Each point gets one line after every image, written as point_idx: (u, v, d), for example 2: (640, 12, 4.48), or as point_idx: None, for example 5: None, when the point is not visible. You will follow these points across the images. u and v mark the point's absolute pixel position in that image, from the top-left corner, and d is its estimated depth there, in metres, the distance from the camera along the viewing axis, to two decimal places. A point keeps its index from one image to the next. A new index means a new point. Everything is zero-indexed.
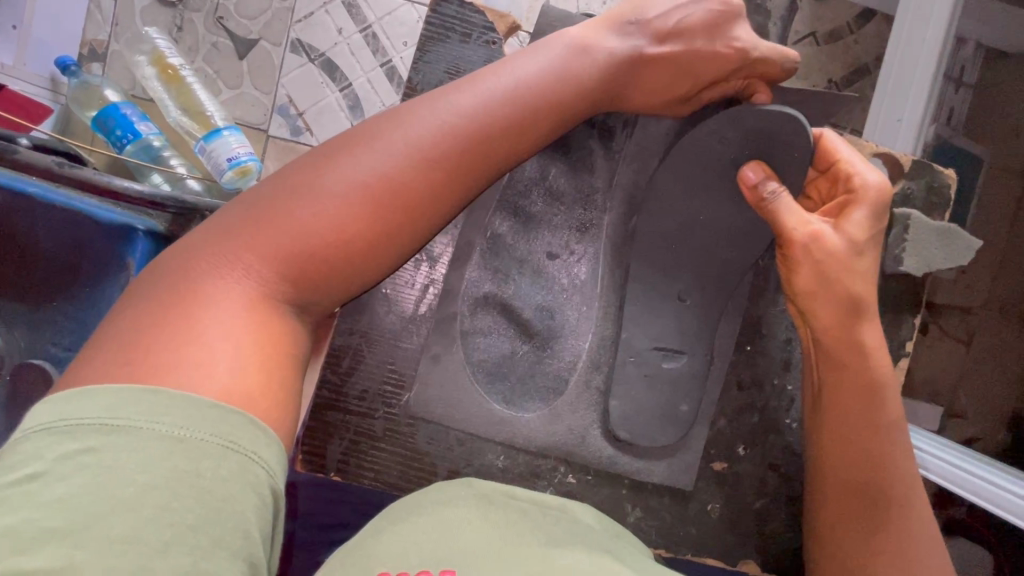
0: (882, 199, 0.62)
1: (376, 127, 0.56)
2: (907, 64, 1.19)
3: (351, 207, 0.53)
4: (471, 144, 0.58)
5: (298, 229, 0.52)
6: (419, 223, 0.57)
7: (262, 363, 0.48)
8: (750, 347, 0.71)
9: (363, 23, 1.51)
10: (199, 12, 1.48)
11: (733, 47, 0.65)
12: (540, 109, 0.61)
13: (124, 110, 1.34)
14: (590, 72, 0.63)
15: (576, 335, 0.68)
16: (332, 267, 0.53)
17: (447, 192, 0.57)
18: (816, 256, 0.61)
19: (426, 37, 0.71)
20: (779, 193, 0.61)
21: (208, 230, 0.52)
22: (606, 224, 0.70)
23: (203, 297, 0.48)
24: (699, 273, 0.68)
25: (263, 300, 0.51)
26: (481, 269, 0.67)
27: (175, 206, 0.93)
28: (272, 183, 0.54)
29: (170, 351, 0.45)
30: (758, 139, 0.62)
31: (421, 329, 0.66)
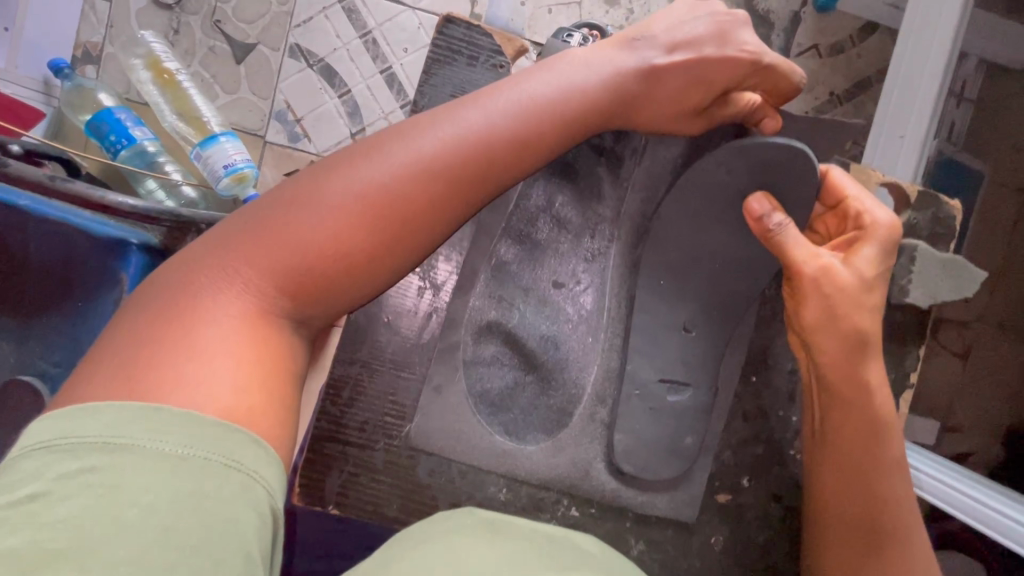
0: (892, 235, 0.61)
1: (378, 143, 0.56)
2: (910, 82, 1.19)
3: (349, 223, 0.53)
4: (474, 163, 0.57)
5: (295, 243, 0.52)
6: (418, 242, 0.56)
7: (261, 378, 0.49)
8: (756, 378, 0.70)
9: (362, 29, 1.49)
10: (196, 15, 1.46)
11: (745, 52, 0.63)
12: (545, 125, 0.60)
13: (119, 115, 1.32)
14: (596, 90, 0.62)
15: (580, 366, 0.68)
16: (330, 284, 0.53)
17: (447, 211, 0.57)
18: (825, 291, 0.60)
19: (433, 59, 0.70)
20: (785, 225, 0.60)
21: (210, 242, 0.53)
22: (613, 254, 0.70)
23: (205, 310, 0.50)
24: (705, 303, 0.67)
25: (262, 315, 0.51)
26: (484, 298, 0.66)
27: (169, 220, 0.91)
28: (275, 196, 0.55)
29: (173, 365, 0.46)
30: (767, 171, 0.62)
31: (423, 357, 0.65)
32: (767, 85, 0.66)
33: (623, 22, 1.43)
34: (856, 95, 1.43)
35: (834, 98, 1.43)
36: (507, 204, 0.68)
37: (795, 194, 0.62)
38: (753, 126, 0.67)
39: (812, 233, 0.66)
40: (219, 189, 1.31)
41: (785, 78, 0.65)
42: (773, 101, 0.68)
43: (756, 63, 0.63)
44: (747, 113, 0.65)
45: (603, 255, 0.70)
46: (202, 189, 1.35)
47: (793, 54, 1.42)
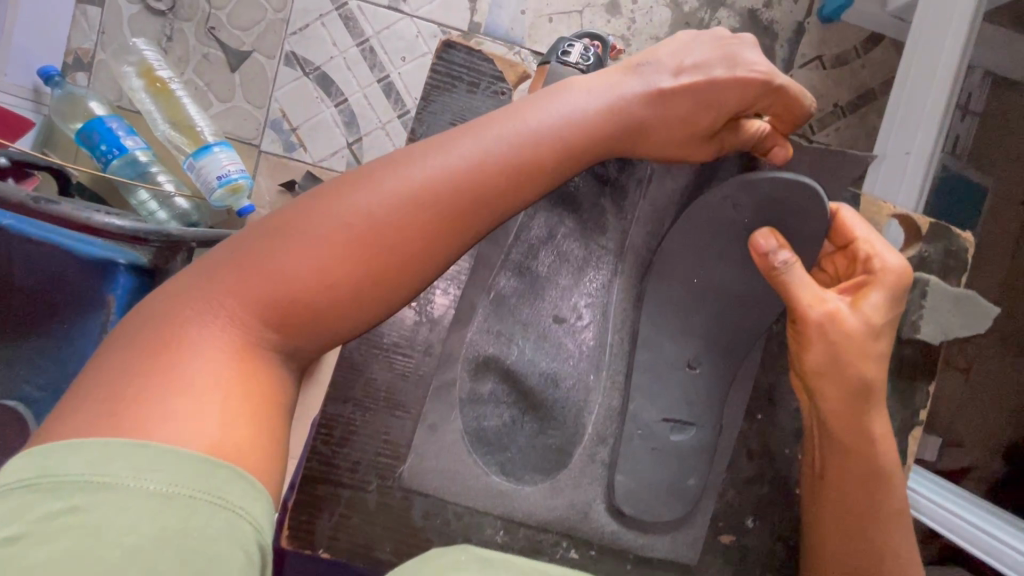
0: (902, 282, 0.58)
1: (372, 171, 0.54)
2: (917, 94, 1.14)
3: (337, 254, 0.51)
4: (469, 193, 0.55)
5: (282, 276, 0.51)
6: (409, 275, 0.54)
7: (249, 412, 0.49)
8: (761, 416, 0.68)
9: (360, 37, 1.45)
10: (190, 22, 1.42)
11: (757, 72, 0.59)
12: (543, 153, 0.58)
13: (109, 124, 1.29)
14: (597, 116, 0.60)
15: (582, 403, 0.65)
16: (317, 317, 0.52)
17: (441, 243, 0.55)
18: (829, 337, 0.57)
19: (432, 84, 0.67)
20: (791, 263, 0.58)
21: (198, 273, 0.52)
22: (616, 288, 0.67)
23: (192, 342, 0.49)
24: (710, 339, 0.65)
25: (247, 348, 0.50)
26: (480, 335, 0.63)
27: (158, 240, 0.88)
28: (264, 226, 0.53)
29: (158, 399, 0.45)
30: (772, 207, 0.60)
31: (418, 393, 0.62)
32: (779, 106, 0.62)
33: (625, 31, 1.38)
34: (860, 107, 1.40)
35: (838, 109, 1.39)
36: (508, 234, 0.65)
37: (803, 232, 0.60)
38: (763, 155, 0.64)
39: (820, 272, 0.64)
40: (212, 201, 1.30)
41: (797, 102, 0.61)
42: (784, 127, 0.64)
43: (768, 84, 0.59)
44: (756, 141, 0.63)
45: (609, 289, 0.67)
46: (196, 199, 1.34)
47: (795, 66, 1.39)
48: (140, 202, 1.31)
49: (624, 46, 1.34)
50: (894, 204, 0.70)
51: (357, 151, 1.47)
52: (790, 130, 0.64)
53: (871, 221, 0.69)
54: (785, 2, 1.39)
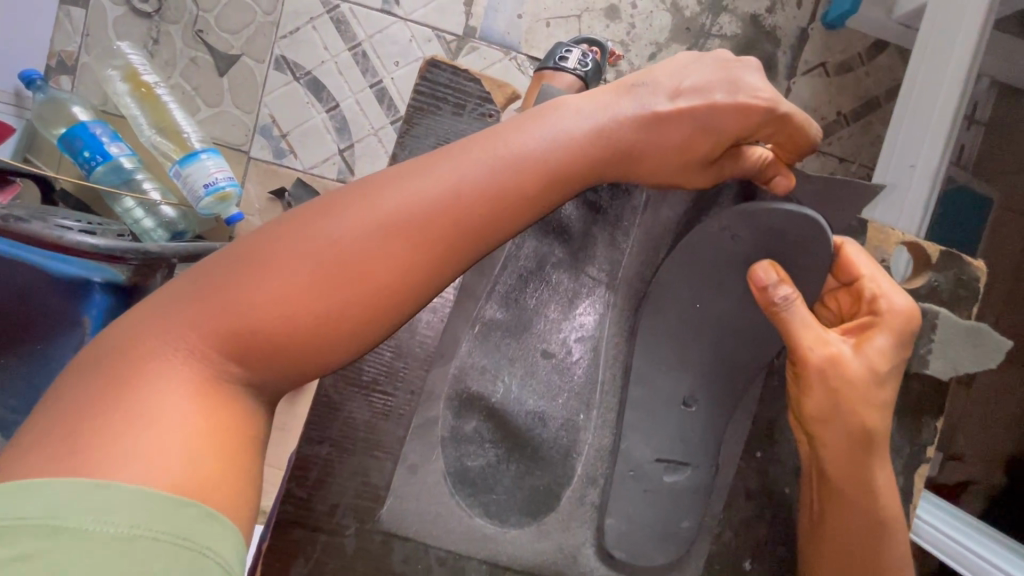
0: (907, 327, 0.57)
1: (347, 197, 0.52)
2: (924, 102, 1.08)
3: (302, 284, 0.49)
4: (445, 222, 0.53)
5: (247, 310, 0.49)
6: (378, 309, 0.51)
7: (213, 449, 0.48)
8: (761, 454, 0.65)
9: (351, 41, 1.35)
10: (177, 24, 1.33)
11: (760, 97, 0.56)
12: (525, 179, 0.55)
13: (92, 129, 1.23)
14: (585, 141, 0.57)
15: (572, 441, 0.63)
16: (281, 350, 0.50)
17: (414, 275, 0.52)
18: (831, 382, 0.55)
19: (416, 106, 0.65)
20: (791, 299, 0.55)
21: (163, 301, 0.51)
22: (607, 322, 0.64)
23: (155, 375, 0.48)
24: (706, 376, 0.62)
25: (211, 382, 0.50)
26: (463, 371, 0.60)
27: (137, 258, 0.86)
28: (231, 253, 0.52)
29: (119, 437, 0.45)
30: (774, 240, 0.57)
31: (397, 432, 0.59)
32: (784, 135, 0.58)
33: (625, 37, 1.31)
34: (862, 115, 1.34)
35: (841, 117, 1.33)
36: (494, 262, 0.62)
37: (805, 265, 0.58)
38: (765, 183, 0.60)
39: (821, 307, 0.61)
40: (200, 209, 1.23)
41: (803, 131, 0.57)
42: (789, 156, 0.60)
43: (771, 111, 0.56)
44: (757, 169, 0.59)
45: (602, 322, 0.64)
46: (183, 207, 1.28)
47: (797, 74, 1.32)
48: (126, 210, 1.25)
49: (622, 51, 1.28)
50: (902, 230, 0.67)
51: (349, 158, 1.38)
52: (797, 159, 0.60)
53: (878, 249, 0.66)
54: (788, 6, 1.32)
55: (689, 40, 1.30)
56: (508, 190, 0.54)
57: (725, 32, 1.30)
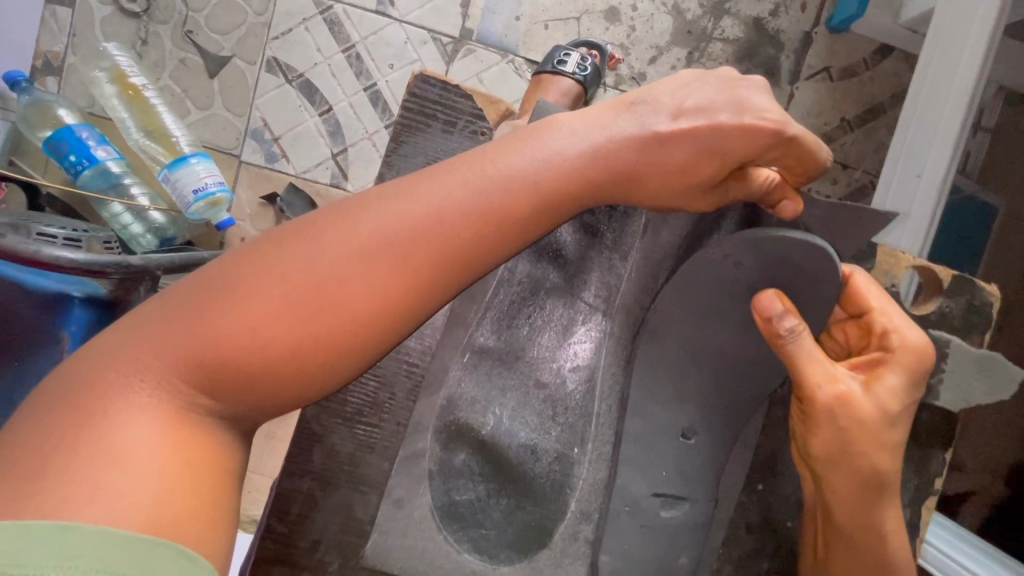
0: (919, 364, 0.56)
1: (326, 219, 0.50)
2: (931, 109, 1.05)
3: (275, 312, 0.47)
4: (427, 247, 0.50)
5: (218, 338, 0.47)
6: (354, 339, 0.48)
7: (184, 483, 0.47)
8: (762, 486, 0.64)
9: (345, 43, 1.26)
10: (167, 24, 1.24)
11: (767, 120, 0.53)
12: (513, 200, 0.52)
13: (79, 132, 1.14)
14: (577, 161, 0.54)
15: (566, 474, 0.61)
16: (252, 380, 0.48)
17: (394, 303, 0.49)
18: (839, 421, 0.54)
19: (407, 122, 0.69)
20: (797, 332, 0.53)
21: (133, 327, 0.49)
22: (604, 353, 0.63)
23: (120, 409, 0.46)
24: (706, 407, 0.60)
25: (178, 413, 0.48)
26: (452, 399, 0.60)
27: (119, 272, 0.83)
28: (206, 275, 0.49)
29: (84, 476, 0.44)
30: (780, 269, 0.54)
31: (383, 464, 0.58)
32: (792, 159, 0.55)
33: (625, 39, 1.24)
34: (866, 121, 1.28)
35: (844, 123, 1.27)
36: (487, 285, 0.61)
37: (810, 296, 0.55)
38: (771, 208, 0.57)
39: (830, 338, 0.60)
40: (189, 214, 1.14)
41: (811, 156, 0.54)
42: (795, 179, 0.57)
43: (779, 133, 0.53)
44: (763, 193, 0.56)
45: (599, 348, 0.64)
46: (172, 212, 1.19)
47: (800, 79, 1.26)
48: (112, 215, 1.16)
49: (621, 54, 1.24)
50: (913, 254, 0.65)
51: (343, 163, 1.28)
52: (805, 183, 0.57)
53: (887, 274, 0.64)
54: (792, 10, 1.26)
55: (690, 44, 1.25)
56: (494, 213, 0.52)
57: (727, 36, 1.25)
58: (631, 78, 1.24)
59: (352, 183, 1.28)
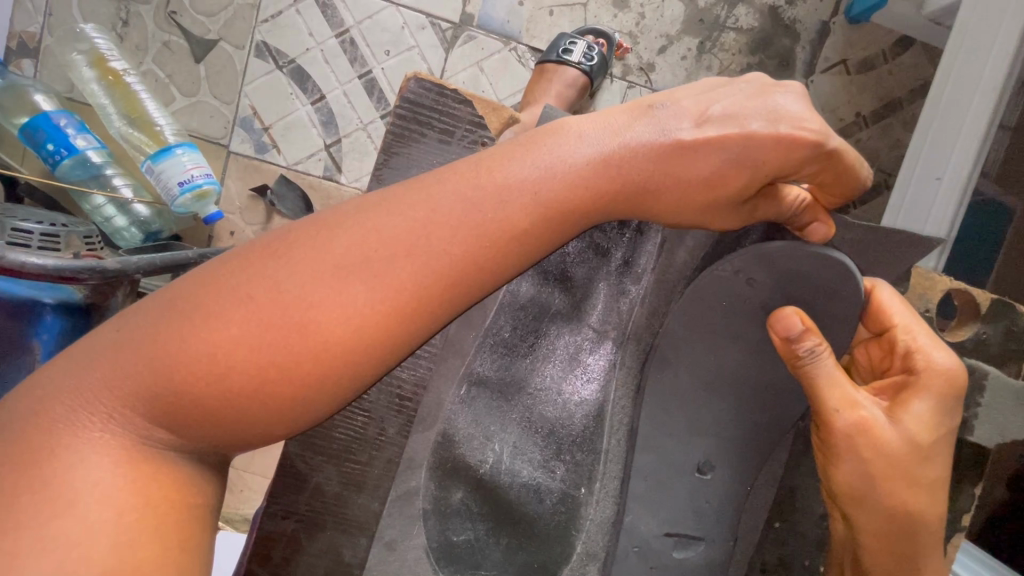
0: (949, 388, 0.53)
1: (301, 236, 0.45)
2: (956, 106, 0.94)
3: (238, 339, 0.42)
4: (414, 268, 0.45)
5: (178, 368, 0.42)
6: (333, 375, 0.43)
7: (147, 527, 0.42)
8: (780, 523, 0.66)
9: (339, 27, 1.16)
10: (149, 4, 1.14)
11: (804, 129, 0.47)
12: (512, 214, 0.47)
13: (57, 118, 1.03)
14: (586, 173, 0.48)
15: (575, 510, 0.62)
16: (214, 413, 0.43)
17: (375, 332, 0.44)
18: (861, 452, 0.53)
19: (399, 128, 0.65)
20: (817, 351, 0.49)
21: (89, 352, 0.44)
22: (615, 389, 0.62)
23: (67, 448, 0.42)
24: (723, 441, 0.57)
25: (132, 449, 0.43)
26: (447, 432, 0.61)
27: (94, 278, 0.77)
28: (177, 292, 0.44)
29: (30, 525, 0.39)
30: (795, 286, 0.51)
31: (372, 505, 0.61)
32: (830, 175, 0.50)
33: (633, 28, 1.17)
34: (882, 117, 1.19)
35: (859, 119, 1.19)
36: (486, 309, 0.62)
37: (839, 319, 0.52)
38: (798, 231, 0.53)
39: (853, 361, 0.59)
40: (175, 208, 1.05)
41: (851, 172, 0.50)
42: (831, 200, 0.53)
43: (819, 146, 0.47)
44: (793, 212, 0.51)
45: (606, 379, 0.64)
46: (158, 204, 1.10)
47: (815, 72, 1.18)
48: (94, 207, 1.07)
49: (629, 43, 1.16)
50: (952, 276, 0.67)
51: (336, 154, 1.18)
52: (841, 203, 0.53)
53: (923, 297, 0.66)
54: None
55: (701, 34, 1.16)
56: (496, 231, 0.46)
57: (740, 25, 1.16)
58: (638, 69, 1.17)
59: (346, 175, 1.18)
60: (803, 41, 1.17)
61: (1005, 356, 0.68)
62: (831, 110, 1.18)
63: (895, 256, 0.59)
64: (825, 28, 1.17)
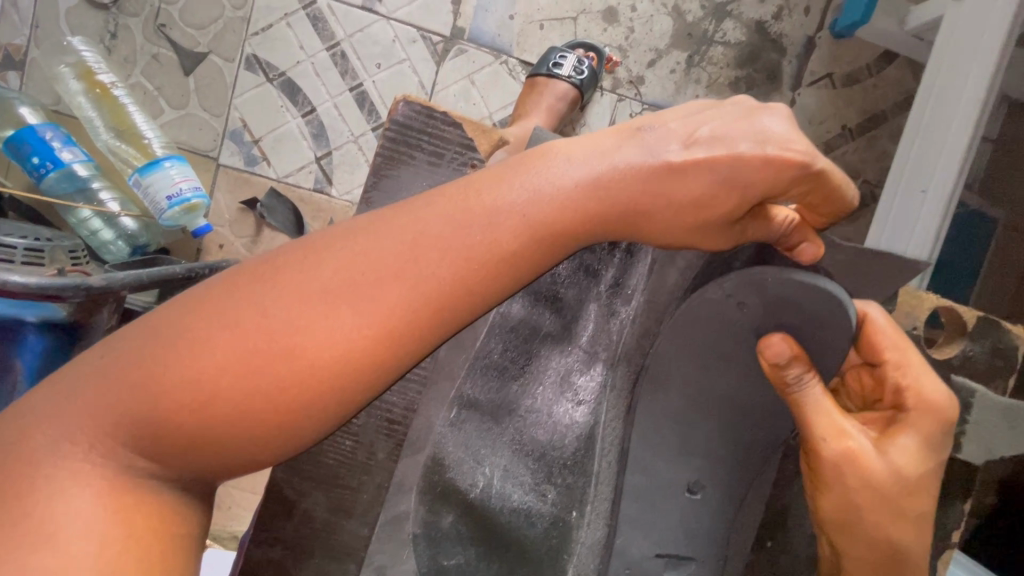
0: (938, 426, 0.53)
1: (289, 260, 0.44)
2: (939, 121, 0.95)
3: (222, 365, 0.41)
4: (403, 291, 0.44)
5: (163, 395, 0.41)
6: (322, 400, 0.43)
7: (129, 560, 0.41)
8: (771, 543, 0.67)
9: (330, 40, 1.16)
10: (137, 17, 1.13)
11: (792, 151, 0.48)
12: (500, 236, 0.47)
13: (43, 131, 1.02)
14: (574, 197, 0.49)
15: (569, 536, 0.61)
16: (200, 442, 0.42)
17: (363, 358, 0.43)
18: (848, 478, 0.53)
19: (388, 151, 0.65)
20: (805, 379, 0.51)
21: (71, 378, 0.43)
22: (604, 412, 0.60)
23: (47, 479, 0.41)
24: (714, 461, 0.57)
25: (113, 479, 0.42)
26: (437, 455, 0.63)
27: (76, 295, 0.74)
28: (163, 317, 0.43)
29: (13, 556, 0.39)
30: (785, 312, 0.51)
31: (361, 531, 0.62)
32: (818, 196, 0.51)
33: (623, 42, 1.18)
34: (868, 129, 1.21)
35: (845, 132, 1.20)
36: (478, 331, 0.65)
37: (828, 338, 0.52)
38: (788, 251, 0.53)
39: (843, 384, 0.58)
40: (163, 221, 1.03)
41: (838, 193, 0.50)
42: (820, 220, 0.53)
43: (807, 167, 0.48)
44: (781, 234, 0.52)
45: (597, 400, 0.63)
46: (145, 218, 1.08)
47: (802, 85, 1.19)
48: (80, 220, 1.06)
49: (619, 57, 1.18)
50: (938, 294, 0.68)
51: (328, 167, 1.18)
52: (829, 223, 0.54)
53: (910, 315, 0.67)
54: (795, 13, 1.19)
55: (690, 48, 1.18)
56: (487, 255, 0.46)
57: (728, 39, 1.18)
58: (629, 82, 1.18)
59: (337, 188, 1.18)
60: (790, 55, 1.19)
61: (991, 372, 0.69)
62: (818, 124, 1.20)
63: (882, 277, 0.59)
64: (811, 44, 1.19)
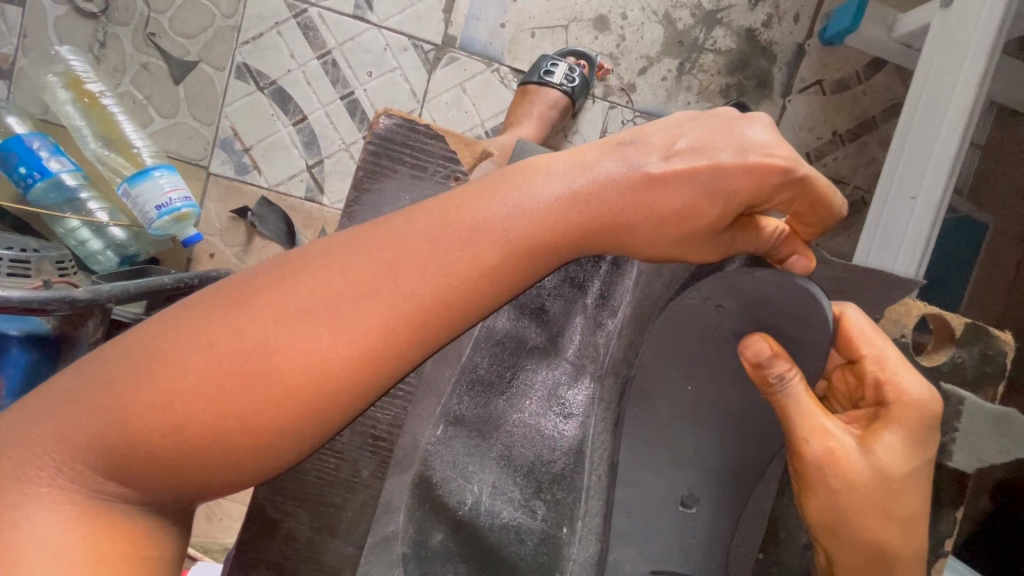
0: (922, 420, 0.53)
1: (266, 280, 0.43)
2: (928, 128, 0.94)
3: (194, 387, 0.40)
4: (380, 309, 0.44)
5: (136, 419, 0.40)
6: (307, 416, 0.42)
7: None
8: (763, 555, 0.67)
9: (321, 49, 1.16)
10: (126, 26, 1.12)
11: (772, 159, 0.47)
12: (481, 250, 0.46)
13: (30, 141, 1.01)
14: (556, 211, 0.48)
15: (560, 552, 0.61)
16: (176, 466, 0.41)
17: (343, 376, 0.43)
18: (831, 480, 0.53)
19: (370, 166, 0.65)
20: (787, 378, 0.50)
21: (40, 403, 0.42)
22: (594, 426, 0.61)
23: (15, 506, 0.40)
24: (704, 474, 0.56)
25: (81, 504, 0.41)
26: (425, 473, 0.62)
27: (63, 308, 0.73)
28: (134, 339, 0.42)
29: None
30: (762, 312, 0.51)
31: (347, 550, 0.63)
32: (804, 203, 0.50)
33: (615, 50, 1.18)
34: (857, 135, 1.21)
35: (836, 137, 1.21)
36: (463, 347, 0.65)
37: (815, 348, 0.52)
38: (778, 263, 0.53)
39: (830, 386, 0.59)
40: (152, 230, 1.02)
41: (823, 200, 0.49)
42: (808, 230, 0.53)
43: (789, 173, 0.47)
44: (766, 243, 0.52)
45: (587, 414, 0.63)
46: (134, 228, 1.07)
47: (792, 93, 1.20)
48: (68, 230, 1.04)
49: (611, 65, 1.18)
50: (926, 301, 0.68)
51: (319, 175, 1.17)
52: (818, 235, 0.53)
53: (898, 323, 0.67)
54: (785, 20, 1.20)
55: (681, 55, 1.18)
56: (467, 268, 0.46)
57: (719, 47, 1.18)
58: (620, 89, 1.18)
59: (328, 197, 1.17)
60: (780, 62, 1.19)
61: (980, 379, 0.69)
62: (808, 131, 1.20)
63: (871, 286, 0.59)
64: (800, 51, 1.20)
